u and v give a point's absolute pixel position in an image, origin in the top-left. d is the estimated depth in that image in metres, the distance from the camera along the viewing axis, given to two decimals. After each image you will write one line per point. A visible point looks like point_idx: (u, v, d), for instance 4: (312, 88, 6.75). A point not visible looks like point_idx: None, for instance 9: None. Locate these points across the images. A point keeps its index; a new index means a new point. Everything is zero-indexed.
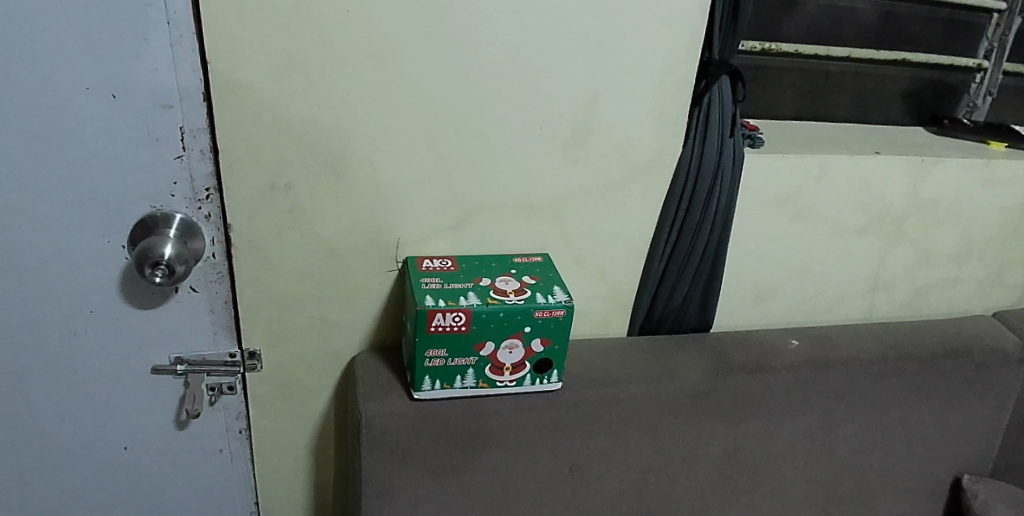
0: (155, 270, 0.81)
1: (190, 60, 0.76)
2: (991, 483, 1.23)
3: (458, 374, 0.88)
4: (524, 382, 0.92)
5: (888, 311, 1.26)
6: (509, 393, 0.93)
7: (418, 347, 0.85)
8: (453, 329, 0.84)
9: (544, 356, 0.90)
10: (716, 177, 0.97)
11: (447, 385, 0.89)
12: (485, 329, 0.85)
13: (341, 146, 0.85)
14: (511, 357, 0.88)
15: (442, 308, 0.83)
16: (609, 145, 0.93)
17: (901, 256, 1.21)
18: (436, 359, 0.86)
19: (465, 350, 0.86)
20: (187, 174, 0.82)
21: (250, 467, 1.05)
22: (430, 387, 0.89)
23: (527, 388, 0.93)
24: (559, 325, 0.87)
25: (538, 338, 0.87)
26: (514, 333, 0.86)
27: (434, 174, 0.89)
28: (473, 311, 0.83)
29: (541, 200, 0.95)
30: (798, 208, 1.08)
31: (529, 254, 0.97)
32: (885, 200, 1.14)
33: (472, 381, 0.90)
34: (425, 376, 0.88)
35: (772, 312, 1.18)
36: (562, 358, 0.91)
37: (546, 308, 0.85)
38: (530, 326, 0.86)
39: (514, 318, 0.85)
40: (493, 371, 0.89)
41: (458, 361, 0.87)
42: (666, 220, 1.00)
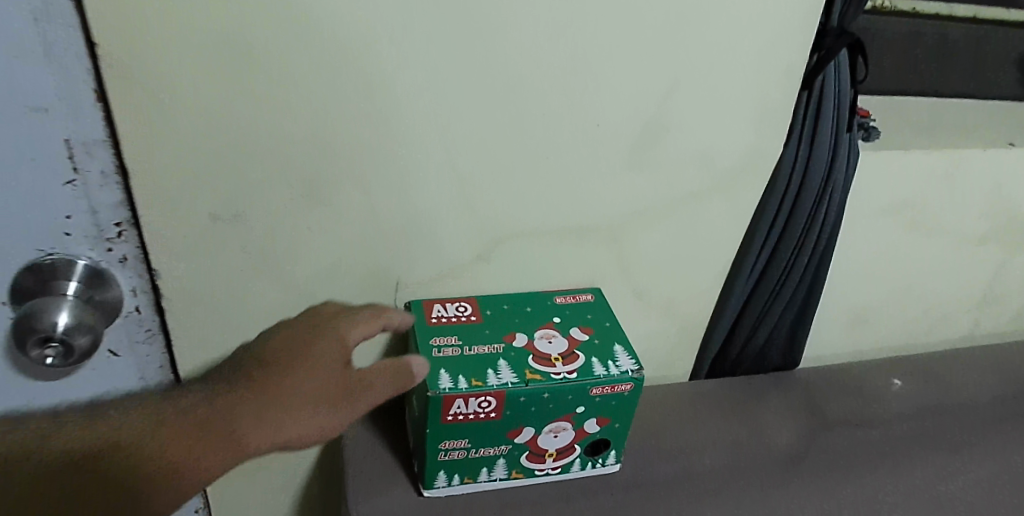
0: (47, 349, 0.55)
1: (67, 40, 0.49)
2: None
3: (484, 466, 0.66)
4: (569, 466, 0.69)
5: (994, 327, 1.03)
6: (550, 480, 0.70)
7: (429, 440, 0.61)
8: (479, 415, 0.60)
9: (598, 436, 0.67)
10: (824, 190, 0.72)
11: (468, 477, 0.66)
12: (522, 414, 0.62)
13: (314, 160, 0.59)
14: (554, 442, 0.66)
15: (464, 393, 0.59)
16: (685, 147, 0.67)
17: (1021, 267, 0.97)
18: (454, 452, 0.63)
19: (493, 439, 0.63)
20: (85, 205, 0.54)
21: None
22: (445, 481, 0.66)
23: (573, 473, 0.71)
24: (622, 403, 0.64)
25: (592, 418, 0.64)
26: (561, 416, 0.63)
27: (448, 192, 0.63)
28: (506, 394, 0.60)
29: (591, 222, 0.69)
30: (914, 217, 0.83)
31: (575, 292, 0.72)
32: (1016, 201, 0.89)
33: (501, 470, 0.67)
34: (440, 471, 0.65)
35: (863, 338, 0.94)
36: (621, 437, 0.68)
37: (607, 384, 0.62)
38: (584, 406, 0.63)
39: (562, 399, 0.61)
40: (530, 457, 0.66)
41: (484, 451, 0.64)
42: (754, 242, 0.75)
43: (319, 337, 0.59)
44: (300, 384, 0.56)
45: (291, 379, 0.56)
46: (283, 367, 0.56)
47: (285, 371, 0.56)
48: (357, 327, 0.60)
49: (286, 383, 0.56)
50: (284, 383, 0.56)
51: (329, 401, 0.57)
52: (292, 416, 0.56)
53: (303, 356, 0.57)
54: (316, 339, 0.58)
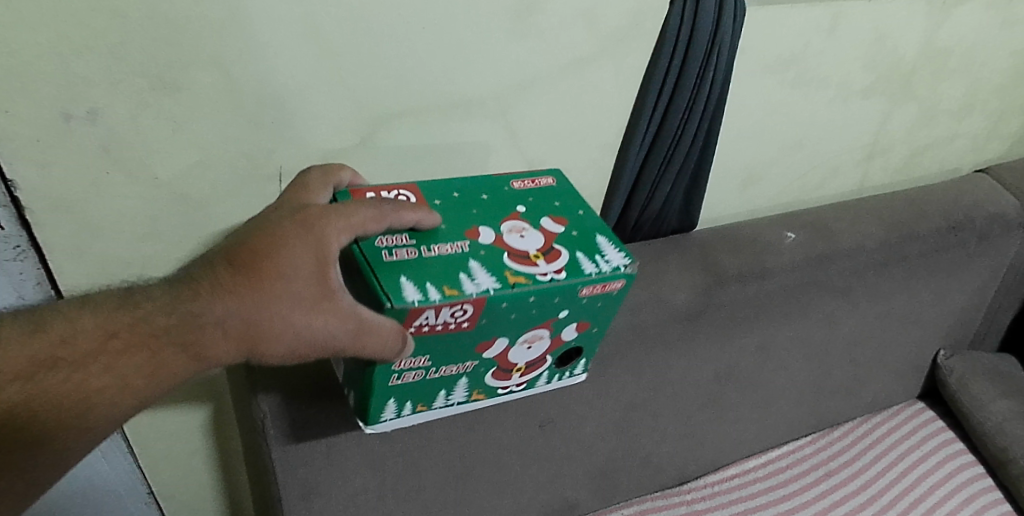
0: None
1: None
2: (968, 355, 1.16)
3: (442, 389, 0.61)
4: (535, 380, 0.67)
5: (881, 177, 1.08)
6: (512, 397, 0.68)
7: (381, 368, 0.54)
8: (451, 327, 0.54)
9: (574, 342, 0.64)
10: (710, 47, 0.72)
11: (423, 404, 0.62)
12: (496, 325, 0.55)
13: (168, 43, 0.54)
14: (527, 355, 0.61)
15: (439, 303, 0.51)
16: (570, 10, 0.65)
17: (903, 116, 1.01)
18: (411, 378, 0.57)
19: (462, 358, 0.57)
20: None
21: (142, 482, 0.82)
22: (397, 410, 0.62)
23: (538, 387, 0.69)
24: (608, 302, 0.60)
25: (573, 323, 0.60)
26: (543, 323, 0.58)
27: (322, 70, 0.60)
28: (486, 302, 0.53)
29: (479, 93, 0.67)
30: (802, 71, 0.84)
31: (533, 176, 0.66)
32: (897, 53, 0.91)
33: (462, 394, 0.63)
34: (388, 398, 0.59)
35: (758, 196, 0.96)
36: (594, 341, 0.65)
37: (598, 283, 0.57)
38: (568, 309, 0.58)
39: (548, 302, 0.56)
40: (496, 375, 0.62)
41: (446, 372, 0.59)
42: (645, 103, 0.75)
43: (288, 262, 0.50)
44: (273, 324, 0.50)
45: (257, 312, 0.50)
46: (236, 306, 0.49)
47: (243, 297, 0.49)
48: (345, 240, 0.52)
49: (247, 320, 0.50)
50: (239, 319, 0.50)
51: (323, 344, 0.51)
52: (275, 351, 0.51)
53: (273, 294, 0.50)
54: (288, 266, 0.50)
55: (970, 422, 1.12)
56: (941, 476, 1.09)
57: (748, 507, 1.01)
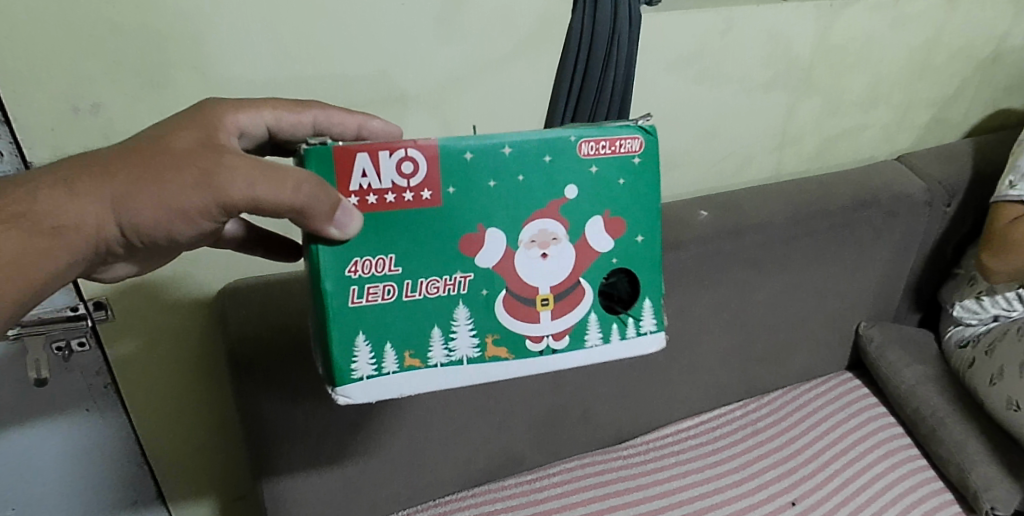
0: None
1: None
2: (885, 326, 1.28)
3: (431, 319, 0.59)
4: (583, 331, 0.62)
5: (796, 165, 1.21)
6: (564, 354, 0.62)
7: (336, 275, 0.56)
8: (407, 194, 0.56)
9: (613, 259, 0.61)
10: (612, 41, 0.85)
11: (413, 348, 0.59)
12: (472, 195, 0.57)
13: (155, 48, 0.68)
14: (538, 271, 0.59)
15: (360, 146, 0.54)
16: (487, 17, 0.81)
17: (809, 109, 1.14)
18: (371, 297, 0.57)
19: (437, 263, 0.58)
20: None
21: (135, 439, 0.95)
22: (375, 360, 0.58)
23: (593, 341, 0.62)
24: (628, 176, 0.60)
25: (592, 217, 0.60)
26: (543, 210, 0.58)
27: (280, 71, 0.74)
28: (439, 157, 0.55)
29: (414, 89, 0.81)
30: (702, 68, 0.99)
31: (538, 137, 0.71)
32: (792, 51, 1.05)
33: (472, 334, 0.60)
34: (359, 333, 0.57)
35: (677, 181, 1.10)
36: (645, 258, 0.63)
37: (592, 138, 0.59)
38: (567, 175, 0.59)
39: (527, 158, 0.57)
40: (507, 306, 0.60)
41: (428, 291, 0.58)
42: (560, 93, 0.88)
43: (176, 129, 0.56)
44: (158, 177, 0.53)
45: (142, 166, 0.54)
46: (128, 163, 0.54)
47: (132, 155, 0.54)
48: (243, 120, 0.60)
49: (133, 177, 0.54)
50: (125, 176, 0.54)
51: (208, 188, 0.53)
52: (165, 208, 0.54)
53: (160, 148, 0.55)
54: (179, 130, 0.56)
55: (889, 385, 1.23)
56: (867, 430, 1.18)
57: (679, 459, 1.10)
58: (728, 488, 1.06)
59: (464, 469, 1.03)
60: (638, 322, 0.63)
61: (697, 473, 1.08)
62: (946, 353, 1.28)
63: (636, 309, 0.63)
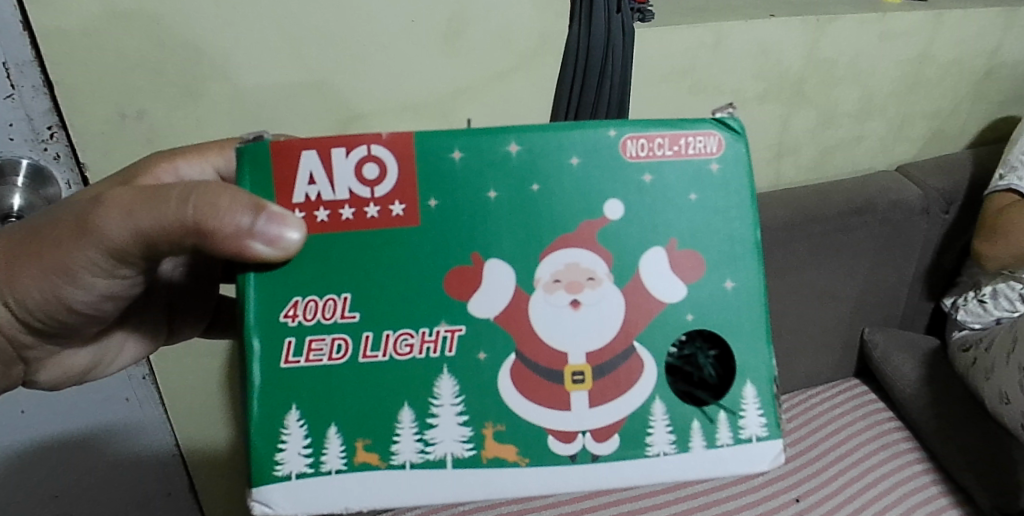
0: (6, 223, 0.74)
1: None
2: (889, 331, 1.30)
3: (389, 395, 0.52)
4: (644, 426, 0.53)
5: (794, 174, 1.27)
6: (610, 455, 0.52)
7: (268, 327, 0.51)
8: (370, 206, 0.51)
9: (685, 316, 0.53)
10: (603, 67, 0.92)
11: (368, 439, 0.52)
12: (449, 217, 0.51)
13: (193, 64, 0.77)
14: (561, 323, 0.52)
15: (306, 143, 0.51)
16: (491, 34, 0.89)
17: (804, 119, 1.20)
18: (314, 356, 0.51)
19: (403, 315, 0.51)
20: (23, 113, 0.73)
21: (171, 437, 0.99)
22: (312, 449, 0.51)
23: (675, 446, 0.53)
24: (701, 191, 0.53)
25: (649, 253, 0.52)
26: (556, 243, 0.52)
27: (303, 83, 0.83)
28: (414, 160, 0.51)
29: (425, 99, 0.90)
30: (696, 80, 1.05)
31: None
32: (784, 63, 1.12)
33: (460, 424, 0.52)
34: (298, 407, 0.52)
35: None
36: (732, 312, 0.53)
37: (642, 136, 0.53)
38: (599, 184, 0.52)
39: (517, 168, 0.52)
40: (515, 375, 0.52)
41: (393, 351, 0.51)
42: (560, 102, 0.96)
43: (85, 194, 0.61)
44: (58, 235, 0.57)
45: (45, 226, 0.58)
46: (22, 240, 0.59)
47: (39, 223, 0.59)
48: (182, 167, 0.66)
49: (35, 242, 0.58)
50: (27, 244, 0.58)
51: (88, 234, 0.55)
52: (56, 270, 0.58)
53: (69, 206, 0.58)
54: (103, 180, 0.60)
55: (893, 390, 1.24)
56: (874, 433, 1.19)
57: None
58: (734, 483, 1.08)
59: None
60: (735, 421, 0.53)
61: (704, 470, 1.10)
62: (952, 360, 1.27)
63: (732, 400, 0.53)
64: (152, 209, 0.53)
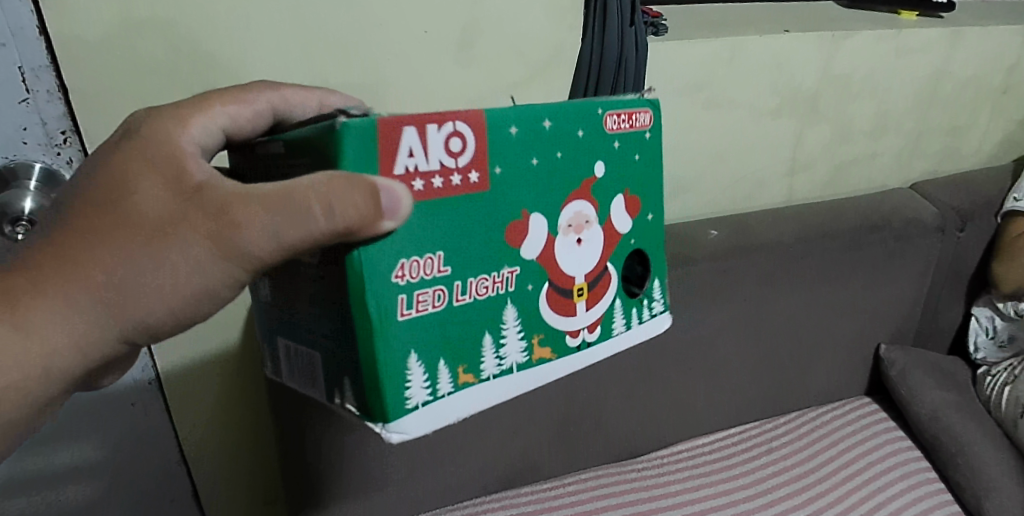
0: (17, 227, 0.74)
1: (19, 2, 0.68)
2: (906, 350, 1.28)
3: (482, 326, 0.50)
4: (610, 320, 0.57)
5: (808, 190, 1.26)
6: (587, 356, 0.56)
7: (378, 286, 0.45)
8: (455, 176, 0.46)
9: (632, 240, 0.57)
10: (619, 66, 0.91)
11: (464, 361, 0.50)
12: (519, 178, 0.49)
13: (206, 71, 0.77)
14: (574, 259, 0.53)
15: (402, 119, 0.44)
16: (505, 45, 0.89)
17: (818, 135, 1.19)
18: (421, 307, 0.47)
19: (487, 261, 0.49)
20: (38, 118, 0.73)
21: (177, 445, 0.99)
22: (429, 384, 0.48)
23: (619, 337, 0.58)
24: (642, 149, 0.57)
25: (618, 198, 0.55)
26: (578, 187, 0.52)
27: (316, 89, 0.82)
28: (489, 133, 0.47)
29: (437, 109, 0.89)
30: (710, 95, 1.05)
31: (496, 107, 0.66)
32: (798, 79, 1.11)
33: (523, 337, 0.52)
34: (412, 353, 0.47)
35: (692, 204, 1.15)
36: (654, 234, 0.59)
37: (617, 112, 0.54)
38: (602, 159, 0.54)
39: (561, 139, 0.51)
40: (550, 302, 0.53)
41: (477, 294, 0.49)
42: None
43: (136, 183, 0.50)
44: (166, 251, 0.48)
45: (98, 247, 0.49)
46: (63, 263, 0.50)
47: (82, 240, 0.49)
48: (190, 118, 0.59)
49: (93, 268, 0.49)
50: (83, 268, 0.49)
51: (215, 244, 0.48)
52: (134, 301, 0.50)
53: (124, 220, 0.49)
54: (148, 173, 0.50)
55: (910, 409, 1.22)
56: (890, 455, 1.17)
57: (694, 473, 1.10)
58: (744, 502, 1.06)
59: (479, 475, 1.03)
60: (653, 303, 0.61)
61: (711, 490, 1.07)
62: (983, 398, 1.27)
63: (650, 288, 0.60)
64: (288, 223, 0.46)
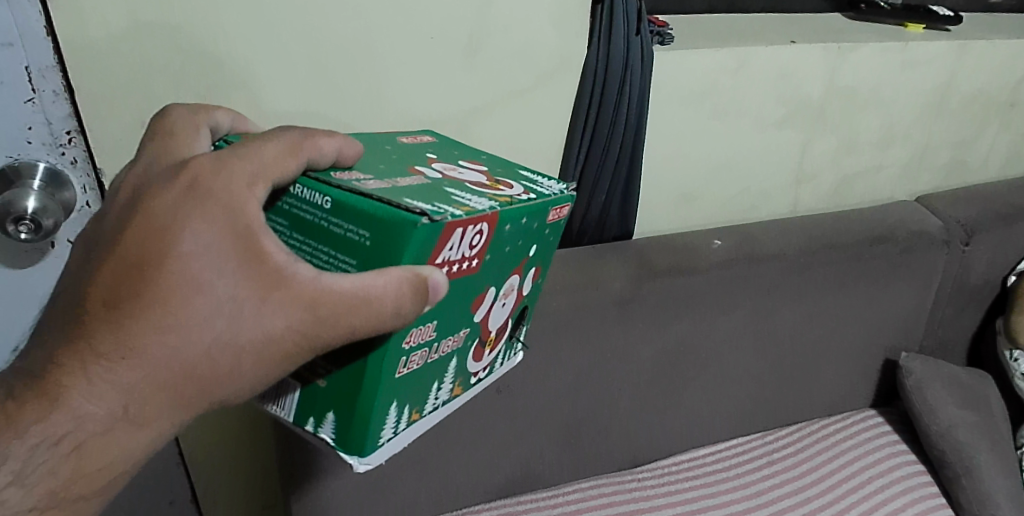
0: (20, 226, 0.74)
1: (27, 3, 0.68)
2: (924, 361, 1.25)
3: (435, 379, 0.59)
4: (498, 360, 0.69)
5: (813, 201, 1.25)
6: (477, 390, 0.67)
7: (392, 350, 0.52)
8: (464, 262, 0.53)
9: (534, 298, 0.70)
10: (623, 84, 0.93)
11: (418, 406, 0.59)
12: (497, 259, 0.56)
13: (210, 75, 0.77)
14: (499, 316, 0.63)
15: (463, 221, 0.49)
16: (511, 52, 0.89)
17: (825, 146, 1.19)
18: (412, 365, 0.54)
19: (454, 327, 0.57)
20: (43, 118, 0.73)
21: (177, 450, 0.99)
22: (394, 427, 0.56)
23: (495, 372, 0.70)
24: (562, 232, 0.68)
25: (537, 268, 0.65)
26: (523, 265, 0.61)
27: (323, 95, 0.83)
28: (504, 229, 0.54)
29: (443, 116, 0.90)
30: (715, 104, 1.04)
31: (414, 134, 0.68)
32: (804, 90, 1.11)
33: (450, 383, 0.61)
34: (392, 406, 0.54)
35: (697, 213, 1.15)
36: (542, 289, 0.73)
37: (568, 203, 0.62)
38: (542, 242, 0.62)
39: (531, 230, 0.58)
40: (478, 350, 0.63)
41: (445, 350, 0.58)
42: (577, 125, 0.96)
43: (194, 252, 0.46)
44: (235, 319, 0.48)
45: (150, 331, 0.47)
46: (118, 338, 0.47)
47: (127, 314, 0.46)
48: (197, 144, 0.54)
49: (151, 345, 0.47)
50: (140, 345, 0.47)
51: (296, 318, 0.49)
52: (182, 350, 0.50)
53: (172, 288, 0.46)
54: (212, 237, 0.47)
55: (919, 423, 1.20)
56: (894, 470, 1.16)
57: (694, 484, 1.09)
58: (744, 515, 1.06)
59: (481, 481, 1.02)
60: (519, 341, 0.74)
61: (709, 500, 1.07)
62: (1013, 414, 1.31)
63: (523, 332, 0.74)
64: (363, 311, 0.48)
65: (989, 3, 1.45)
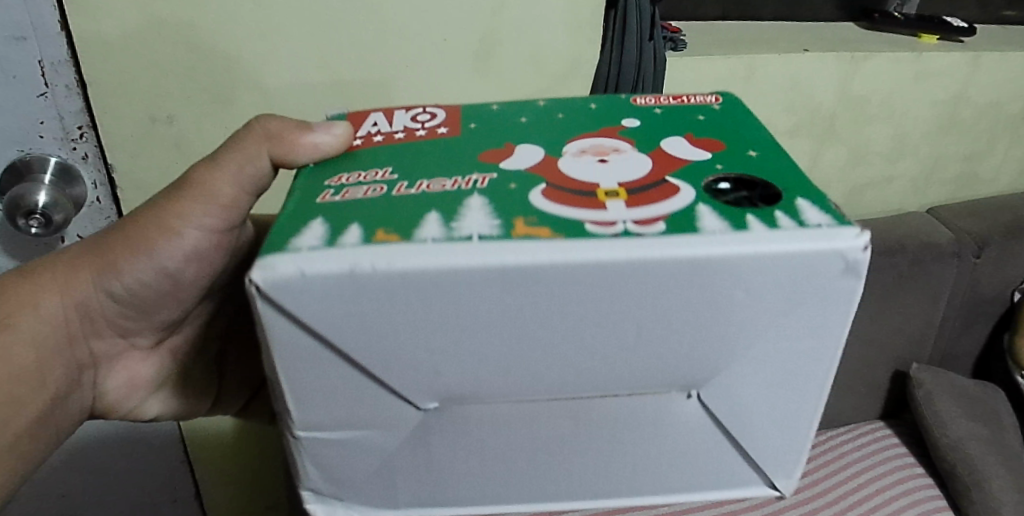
0: (30, 221, 0.73)
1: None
2: (936, 372, 1.24)
3: (420, 211, 0.42)
4: (690, 218, 0.40)
5: None
6: (650, 261, 0.38)
7: (315, 185, 0.47)
8: (420, 131, 0.52)
9: (715, 165, 0.46)
10: (637, 84, 0.92)
11: (393, 228, 0.40)
12: (489, 128, 0.51)
13: (220, 71, 0.77)
14: (593, 171, 0.46)
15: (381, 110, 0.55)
16: (523, 54, 0.88)
17: (835, 156, 1.19)
18: (354, 194, 0.45)
19: (445, 170, 0.46)
20: (55, 112, 0.74)
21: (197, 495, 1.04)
22: (329, 240, 0.40)
23: (720, 240, 0.39)
24: (707, 116, 0.52)
25: (669, 138, 0.49)
26: (597, 131, 0.50)
27: (333, 94, 0.82)
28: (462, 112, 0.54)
29: None
30: None
31: None
32: (816, 98, 1.10)
33: (492, 219, 0.41)
34: (315, 219, 0.42)
35: None
36: (763, 164, 0.46)
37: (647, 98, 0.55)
38: (640, 120, 0.52)
39: (561, 113, 0.53)
40: (551, 195, 0.43)
41: (430, 189, 0.44)
42: None
43: None
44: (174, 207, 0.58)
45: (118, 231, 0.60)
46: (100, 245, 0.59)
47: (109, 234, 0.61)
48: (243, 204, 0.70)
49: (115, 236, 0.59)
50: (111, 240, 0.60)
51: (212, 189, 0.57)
52: (157, 253, 0.58)
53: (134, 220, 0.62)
54: None
55: (930, 435, 1.19)
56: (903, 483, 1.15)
57: None
58: None
59: None
60: (798, 216, 0.41)
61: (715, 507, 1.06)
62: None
63: (786, 201, 0.42)
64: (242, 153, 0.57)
65: (1003, 15, 1.43)
